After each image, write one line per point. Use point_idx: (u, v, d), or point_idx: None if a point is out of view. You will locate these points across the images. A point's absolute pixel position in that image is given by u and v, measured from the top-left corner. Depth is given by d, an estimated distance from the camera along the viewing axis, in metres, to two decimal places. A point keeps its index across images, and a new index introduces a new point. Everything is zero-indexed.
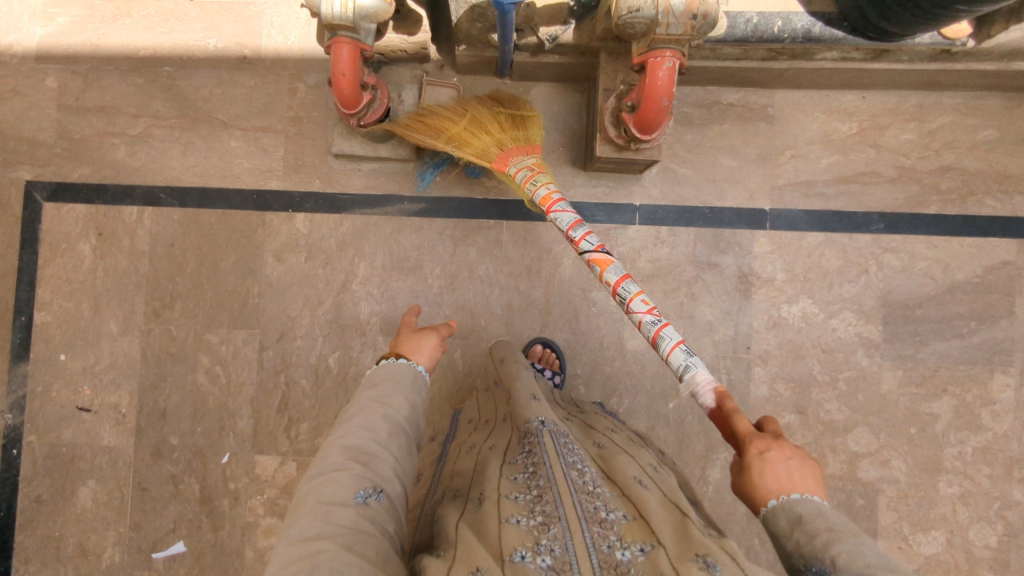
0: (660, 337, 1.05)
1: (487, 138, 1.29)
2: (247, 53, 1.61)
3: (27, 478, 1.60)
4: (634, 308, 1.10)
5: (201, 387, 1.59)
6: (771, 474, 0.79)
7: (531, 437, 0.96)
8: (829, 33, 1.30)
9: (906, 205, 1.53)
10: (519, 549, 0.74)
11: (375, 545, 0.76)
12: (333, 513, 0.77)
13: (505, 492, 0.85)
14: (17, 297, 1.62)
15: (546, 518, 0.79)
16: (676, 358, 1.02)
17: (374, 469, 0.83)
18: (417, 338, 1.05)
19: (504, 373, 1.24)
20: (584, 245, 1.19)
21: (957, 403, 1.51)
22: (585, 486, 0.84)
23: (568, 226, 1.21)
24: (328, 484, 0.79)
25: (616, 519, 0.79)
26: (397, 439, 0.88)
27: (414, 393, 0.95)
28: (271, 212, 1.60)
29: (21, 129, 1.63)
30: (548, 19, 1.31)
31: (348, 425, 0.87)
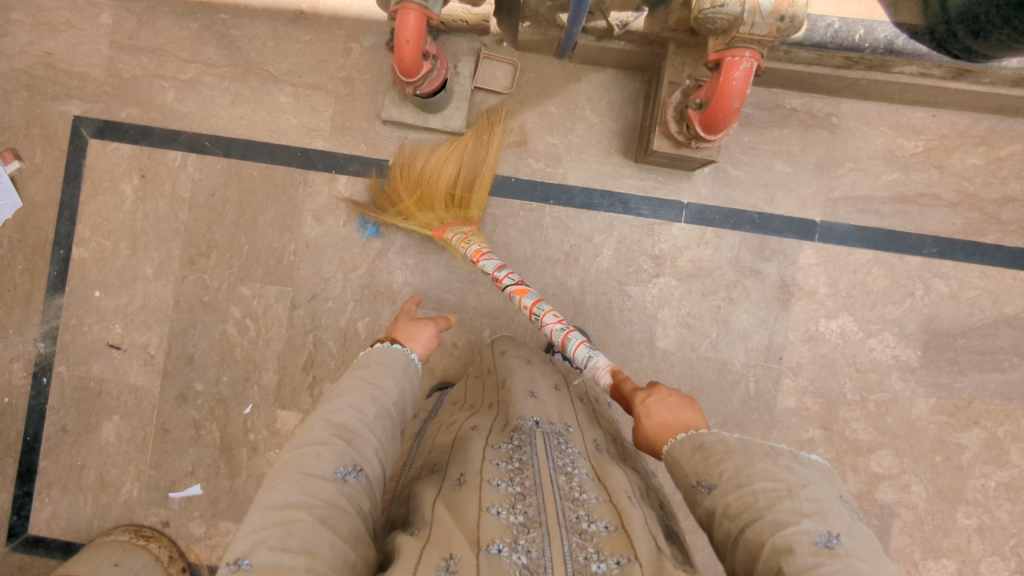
0: (568, 338, 1.16)
1: (430, 214, 1.43)
2: (304, 8, 1.58)
3: (54, 408, 1.62)
4: (545, 322, 1.20)
5: (229, 338, 1.60)
6: (656, 413, 0.87)
7: (521, 436, 0.93)
8: (912, 47, 1.26)
9: (963, 232, 1.49)
10: (496, 542, 0.72)
11: (348, 522, 0.74)
12: (312, 485, 0.73)
13: (489, 477, 0.83)
14: (57, 230, 1.62)
15: (527, 521, 0.75)
16: (580, 354, 1.13)
17: (358, 448, 0.80)
18: (414, 327, 1.03)
19: (501, 364, 1.22)
20: (506, 281, 1.27)
21: (987, 437, 1.49)
22: (571, 492, 0.81)
23: (494, 269, 1.29)
24: (310, 456, 0.76)
25: (597, 530, 0.76)
26: (384, 422, 0.85)
27: (405, 380, 0.92)
28: (314, 171, 1.59)
29: (72, 63, 1.62)
30: (621, 4, 1.27)
31: (336, 400, 0.83)
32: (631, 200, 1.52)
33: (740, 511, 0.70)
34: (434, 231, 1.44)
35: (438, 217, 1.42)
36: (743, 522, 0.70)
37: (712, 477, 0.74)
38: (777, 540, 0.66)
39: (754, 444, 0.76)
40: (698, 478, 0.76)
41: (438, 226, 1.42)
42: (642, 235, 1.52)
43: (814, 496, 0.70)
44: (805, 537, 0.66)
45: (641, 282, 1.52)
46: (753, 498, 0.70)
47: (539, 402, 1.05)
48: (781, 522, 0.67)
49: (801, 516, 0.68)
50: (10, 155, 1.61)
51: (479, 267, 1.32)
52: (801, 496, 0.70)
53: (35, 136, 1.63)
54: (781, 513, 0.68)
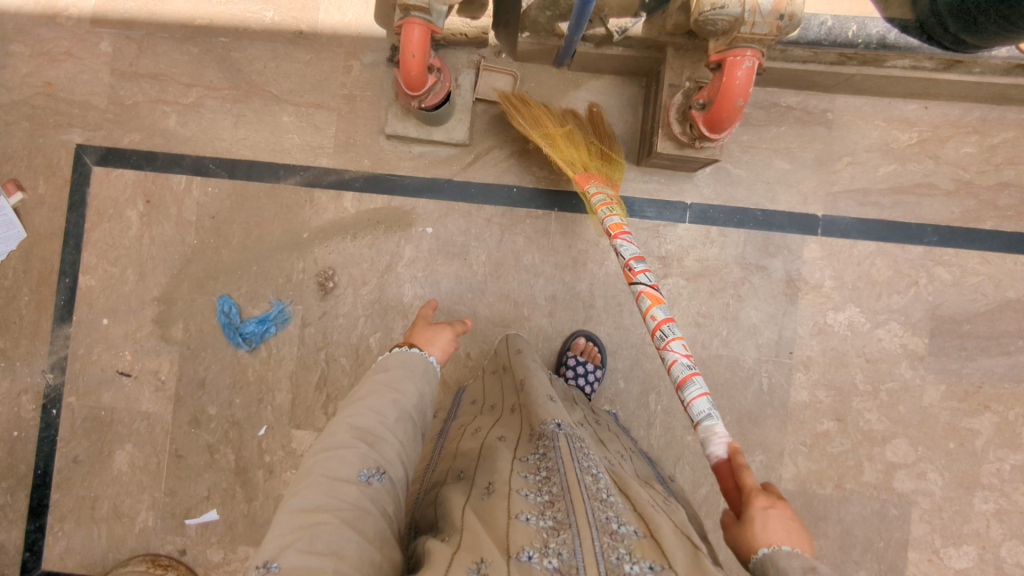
0: (689, 381, 1.03)
1: (577, 155, 1.33)
2: (303, 28, 1.60)
3: (65, 439, 1.61)
4: (670, 348, 1.09)
5: (241, 360, 1.59)
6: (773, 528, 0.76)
7: (546, 442, 0.91)
8: (904, 41, 1.29)
9: (961, 219, 1.52)
10: (526, 549, 0.71)
11: (374, 524, 0.74)
12: (337, 488, 0.74)
13: (517, 487, 0.82)
14: (62, 259, 1.62)
15: (557, 524, 0.75)
16: (699, 407, 0.99)
17: (380, 451, 0.80)
18: (432, 330, 1.02)
19: (519, 365, 1.22)
20: (640, 278, 1.19)
21: (998, 421, 1.50)
22: (599, 493, 0.80)
23: (630, 256, 1.21)
24: (334, 460, 0.77)
25: (627, 533, 0.75)
26: (405, 425, 0.85)
27: (424, 383, 0.92)
28: (319, 190, 1.60)
29: (73, 92, 1.63)
30: (620, 11, 1.29)
31: (357, 405, 0.85)
32: (635, 203, 1.53)
33: None
34: (574, 175, 1.31)
35: (583, 163, 1.32)
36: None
37: None
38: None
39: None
40: None
41: (581, 171, 1.30)
42: (648, 236, 1.53)
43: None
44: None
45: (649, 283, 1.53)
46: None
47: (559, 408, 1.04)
48: None
49: None
50: (13, 186, 1.62)
51: (614, 245, 1.23)
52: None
53: (38, 166, 1.63)
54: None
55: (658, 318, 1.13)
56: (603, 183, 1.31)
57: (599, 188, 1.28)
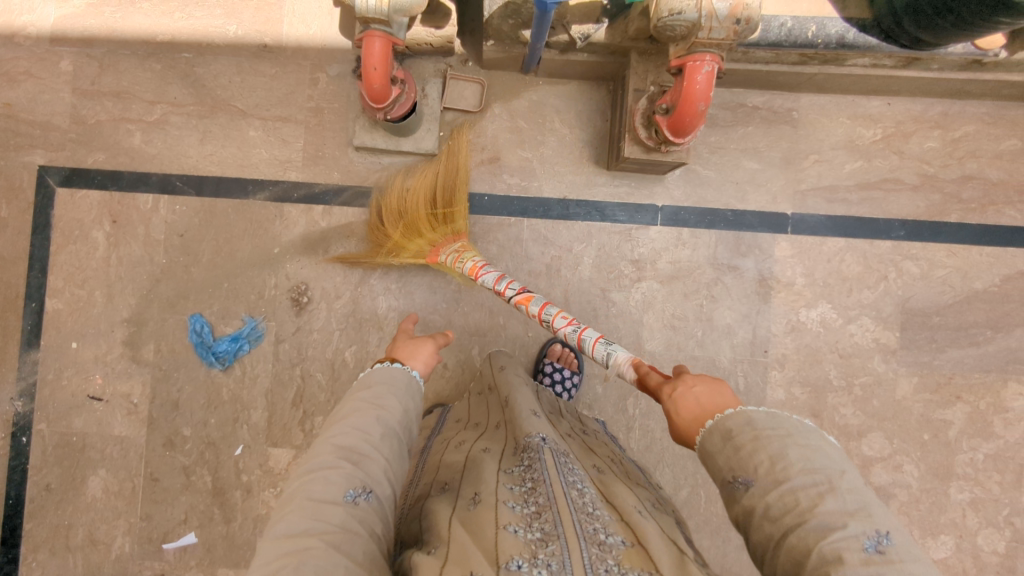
0: (582, 340, 1.10)
1: (420, 240, 1.42)
2: (268, 41, 1.59)
3: (36, 467, 1.57)
4: (557, 326, 1.16)
5: (215, 379, 1.57)
6: (685, 408, 0.79)
7: (530, 453, 0.91)
8: (863, 40, 1.31)
9: (927, 214, 1.54)
10: (515, 559, 0.70)
11: (362, 545, 0.73)
12: (323, 511, 0.73)
13: (502, 498, 0.82)
14: (28, 283, 1.59)
15: (545, 535, 0.74)
16: (598, 351, 1.07)
17: (366, 470, 0.78)
18: (414, 345, 1.00)
19: (503, 382, 1.21)
20: (510, 292, 1.26)
21: (970, 411, 1.52)
22: (586, 505, 0.80)
23: (494, 284, 1.27)
24: (318, 482, 0.75)
25: (614, 543, 0.74)
26: (391, 442, 0.83)
27: (409, 399, 0.89)
28: (289, 204, 1.59)
29: (34, 112, 1.60)
30: (582, 17, 1.29)
31: (341, 424, 0.82)
32: (607, 207, 1.54)
33: (783, 512, 0.65)
34: (428, 258, 1.43)
35: (428, 241, 1.41)
36: (786, 525, 0.64)
37: (748, 472, 0.68)
38: (823, 547, 0.61)
39: (789, 429, 0.70)
40: (732, 472, 0.70)
41: (430, 251, 1.41)
42: (621, 240, 1.54)
43: (857, 491, 0.65)
44: (854, 541, 0.62)
45: (623, 288, 1.54)
46: (796, 501, 0.65)
47: (543, 422, 1.03)
48: (828, 526, 0.63)
49: (847, 516, 0.63)
50: None
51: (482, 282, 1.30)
52: (844, 494, 0.65)
53: None
54: (826, 514, 0.64)
55: (539, 310, 1.21)
56: (451, 244, 1.40)
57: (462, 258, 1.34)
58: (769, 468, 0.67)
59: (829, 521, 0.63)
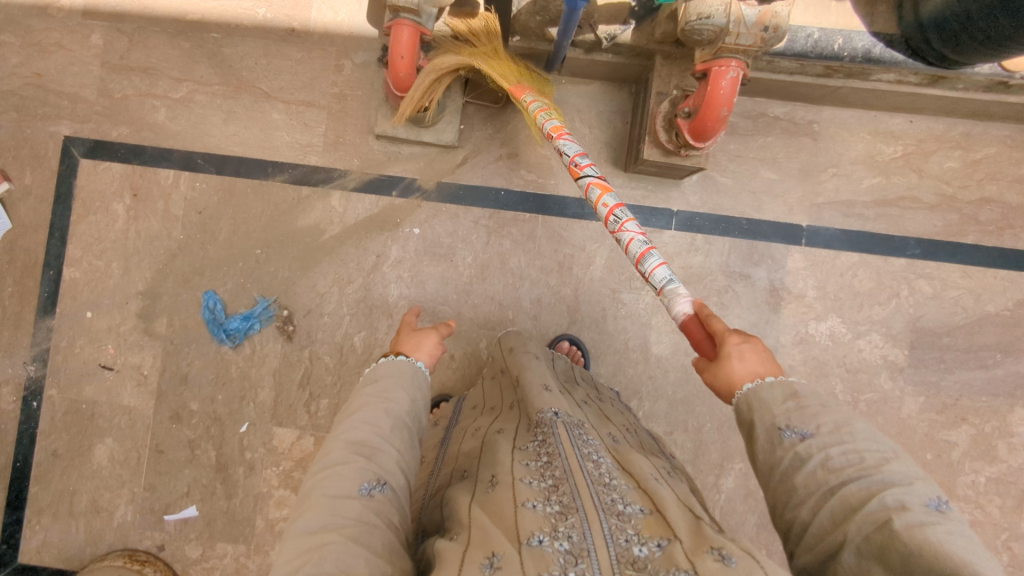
0: (648, 253, 0.98)
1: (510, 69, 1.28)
2: (296, 25, 1.60)
3: (44, 432, 1.60)
4: (624, 229, 1.02)
5: (224, 356, 1.59)
6: (745, 362, 0.83)
7: (544, 428, 0.92)
8: (889, 55, 1.32)
9: (943, 233, 1.54)
10: (536, 534, 0.71)
11: (382, 537, 0.73)
12: (339, 506, 0.74)
13: (519, 476, 0.82)
14: (47, 251, 1.61)
15: (564, 508, 0.75)
16: (659, 274, 0.97)
17: (379, 462, 0.80)
18: (417, 337, 1.01)
19: (514, 362, 1.21)
20: (586, 172, 1.11)
21: (975, 433, 1.52)
22: (602, 478, 0.81)
23: (573, 153, 1.12)
24: (333, 478, 0.77)
25: (633, 512, 0.75)
26: (401, 433, 0.85)
27: (415, 390, 0.92)
28: (308, 187, 1.60)
29: (62, 83, 1.62)
30: (609, 18, 1.31)
31: (351, 420, 0.84)
32: None
33: (845, 465, 0.71)
34: (510, 84, 1.26)
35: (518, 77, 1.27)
36: (844, 476, 0.70)
37: (808, 427, 0.74)
38: (886, 498, 0.66)
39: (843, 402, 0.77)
40: (788, 423, 0.76)
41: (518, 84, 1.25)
42: None
43: (905, 459, 0.72)
44: (916, 498, 0.67)
45: (634, 289, 1.58)
46: (858, 459, 0.71)
47: (555, 396, 1.03)
48: (887, 481, 0.68)
49: (911, 480, 0.69)
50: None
51: (557, 146, 1.15)
52: (904, 462, 0.71)
53: (25, 157, 1.62)
54: (891, 475, 0.69)
55: (609, 207, 1.06)
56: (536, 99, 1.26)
57: (536, 99, 1.23)
58: (830, 431, 0.73)
59: (891, 478, 0.69)
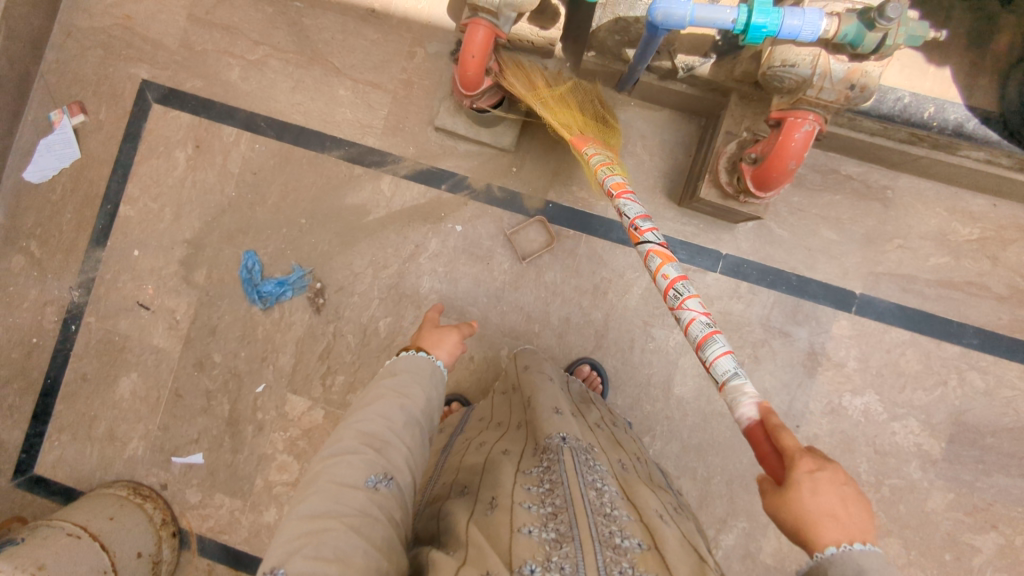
0: (709, 339, 0.85)
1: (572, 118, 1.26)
2: (377, 7, 1.61)
3: (77, 355, 1.67)
4: (686, 306, 0.91)
5: (253, 316, 1.62)
6: (822, 494, 0.66)
7: (550, 454, 0.90)
8: (983, 132, 1.22)
9: (1008, 327, 1.44)
10: (529, 562, 0.69)
11: (382, 531, 0.73)
12: (344, 494, 0.74)
13: (519, 499, 0.81)
14: (108, 185, 1.68)
15: (560, 536, 0.74)
16: (723, 364, 0.82)
17: (388, 457, 0.80)
18: (439, 334, 1.01)
19: (526, 381, 1.19)
20: (647, 236, 1.01)
21: (1003, 543, 1.42)
22: (602, 508, 0.79)
23: (634, 216, 1.05)
24: (341, 466, 0.77)
25: (630, 546, 0.73)
26: (413, 430, 0.85)
27: (432, 389, 0.92)
28: (361, 167, 1.61)
29: (149, 29, 1.68)
30: (689, 48, 1.24)
31: (366, 411, 0.84)
32: (668, 243, 1.49)
33: None
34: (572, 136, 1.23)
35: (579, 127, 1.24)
36: None
37: None
38: None
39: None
40: None
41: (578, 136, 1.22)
42: None
43: None
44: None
45: (666, 325, 1.54)
46: None
47: (565, 420, 1.01)
48: None
49: None
50: (76, 108, 1.68)
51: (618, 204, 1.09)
52: None
53: (103, 94, 1.69)
54: None
55: (670, 277, 0.95)
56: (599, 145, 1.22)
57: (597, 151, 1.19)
58: None
59: None
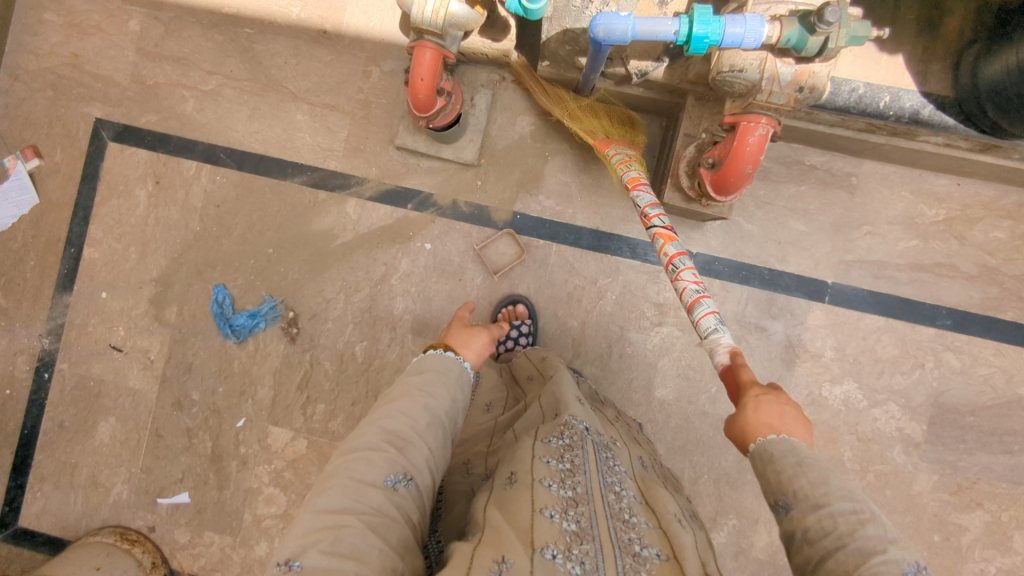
0: (698, 302, 0.92)
1: (597, 123, 1.28)
2: (328, 27, 1.59)
3: (53, 404, 1.64)
4: (681, 277, 0.97)
5: (228, 350, 1.60)
6: (767, 410, 0.72)
7: (571, 432, 0.88)
8: (939, 118, 1.22)
9: (980, 306, 1.44)
10: (550, 546, 0.69)
11: (398, 531, 0.71)
12: (362, 492, 0.71)
13: (540, 476, 0.78)
14: (70, 228, 1.65)
15: (580, 531, 0.72)
16: (708, 322, 0.89)
17: (409, 456, 0.77)
18: (468, 334, 0.98)
19: (548, 365, 1.18)
20: (655, 220, 1.06)
21: (990, 520, 1.43)
22: (622, 512, 0.77)
23: (645, 204, 1.08)
24: (361, 462, 0.74)
25: (649, 555, 0.72)
26: (435, 431, 0.81)
27: (457, 390, 0.88)
28: (324, 192, 1.59)
29: (99, 66, 1.65)
30: (640, 53, 1.21)
31: (390, 407, 0.81)
32: None
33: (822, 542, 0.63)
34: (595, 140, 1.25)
35: (605, 129, 1.26)
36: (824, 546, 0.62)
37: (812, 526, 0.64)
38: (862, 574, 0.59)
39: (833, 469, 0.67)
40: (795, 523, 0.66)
41: (602, 138, 1.24)
42: (647, 281, 1.53)
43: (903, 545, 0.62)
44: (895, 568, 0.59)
45: (642, 329, 1.53)
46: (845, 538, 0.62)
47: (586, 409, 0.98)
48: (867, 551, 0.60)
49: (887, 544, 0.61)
50: (31, 152, 1.65)
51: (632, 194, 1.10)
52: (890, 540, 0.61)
53: (57, 135, 1.65)
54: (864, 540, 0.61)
55: (671, 254, 1.00)
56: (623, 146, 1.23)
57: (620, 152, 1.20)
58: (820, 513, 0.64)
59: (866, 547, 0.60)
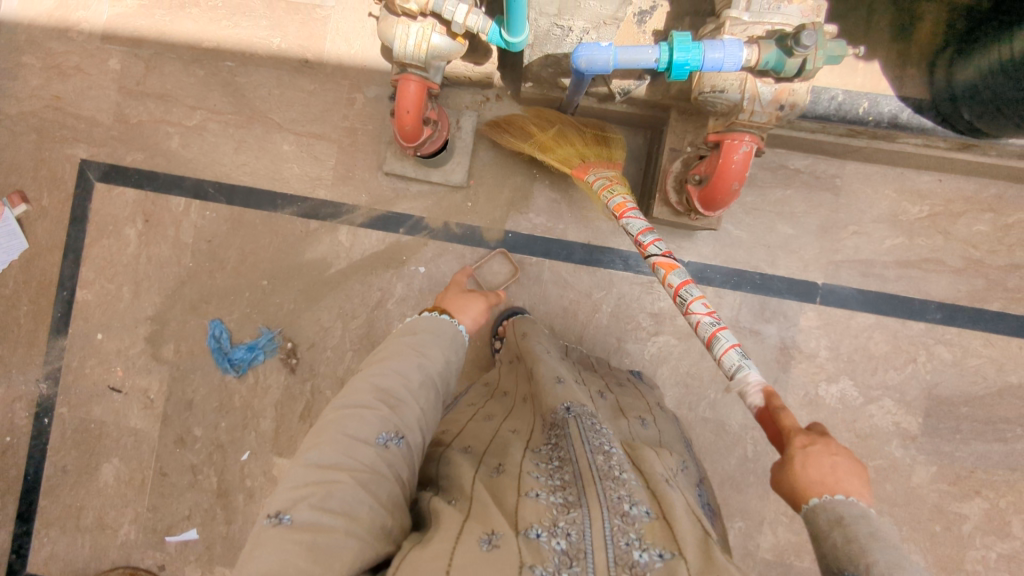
0: (717, 336, 0.93)
1: (571, 150, 1.26)
2: (310, 56, 1.60)
3: (54, 448, 1.64)
4: (692, 309, 0.98)
5: (228, 384, 1.60)
6: (814, 466, 0.70)
7: (557, 430, 0.85)
8: (918, 121, 1.24)
9: (967, 298, 1.47)
10: (534, 526, 0.67)
11: (389, 489, 0.72)
12: (354, 448, 0.72)
13: (526, 469, 0.77)
14: (61, 271, 1.64)
15: (567, 503, 0.70)
16: (731, 359, 0.90)
17: (401, 415, 0.78)
18: (463, 300, 1.00)
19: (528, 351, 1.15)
20: (652, 249, 1.07)
21: (989, 507, 1.46)
22: (611, 471, 0.73)
23: (637, 231, 1.10)
24: (354, 420, 0.75)
25: (638, 514, 0.68)
26: (428, 391, 0.83)
27: (450, 351, 0.90)
28: (315, 222, 1.60)
29: (81, 106, 1.64)
30: (623, 73, 1.24)
31: (382, 365, 0.82)
32: None
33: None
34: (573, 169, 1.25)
35: (580, 154, 1.24)
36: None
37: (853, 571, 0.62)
38: None
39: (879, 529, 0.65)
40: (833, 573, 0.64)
41: (579, 164, 1.24)
42: (641, 291, 1.55)
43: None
44: None
45: (639, 339, 1.55)
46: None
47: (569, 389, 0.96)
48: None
49: None
50: (17, 197, 1.64)
51: (622, 223, 1.12)
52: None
53: (43, 179, 1.65)
54: None
55: (676, 285, 1.02)
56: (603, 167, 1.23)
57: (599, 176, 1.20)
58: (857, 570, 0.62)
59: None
